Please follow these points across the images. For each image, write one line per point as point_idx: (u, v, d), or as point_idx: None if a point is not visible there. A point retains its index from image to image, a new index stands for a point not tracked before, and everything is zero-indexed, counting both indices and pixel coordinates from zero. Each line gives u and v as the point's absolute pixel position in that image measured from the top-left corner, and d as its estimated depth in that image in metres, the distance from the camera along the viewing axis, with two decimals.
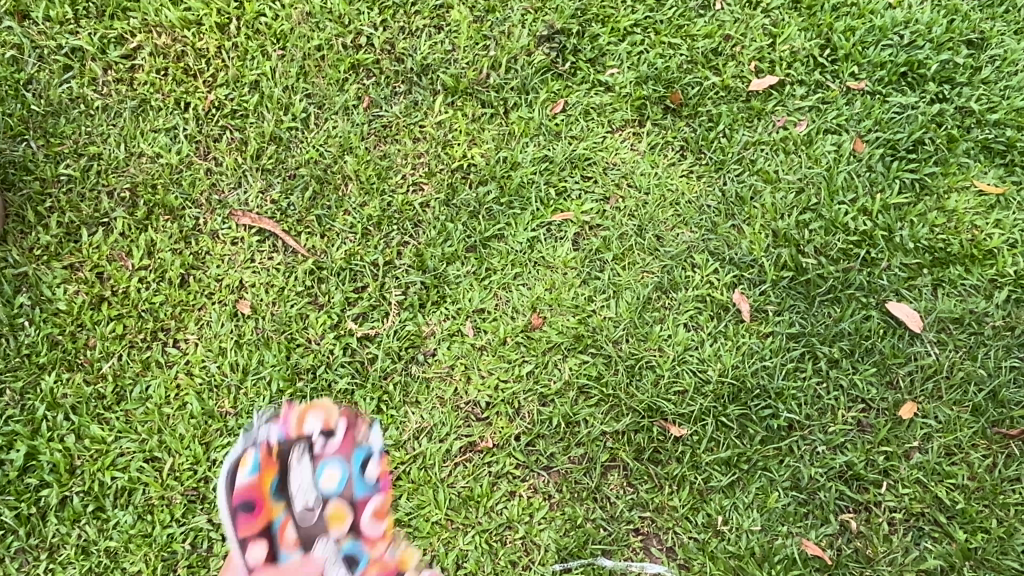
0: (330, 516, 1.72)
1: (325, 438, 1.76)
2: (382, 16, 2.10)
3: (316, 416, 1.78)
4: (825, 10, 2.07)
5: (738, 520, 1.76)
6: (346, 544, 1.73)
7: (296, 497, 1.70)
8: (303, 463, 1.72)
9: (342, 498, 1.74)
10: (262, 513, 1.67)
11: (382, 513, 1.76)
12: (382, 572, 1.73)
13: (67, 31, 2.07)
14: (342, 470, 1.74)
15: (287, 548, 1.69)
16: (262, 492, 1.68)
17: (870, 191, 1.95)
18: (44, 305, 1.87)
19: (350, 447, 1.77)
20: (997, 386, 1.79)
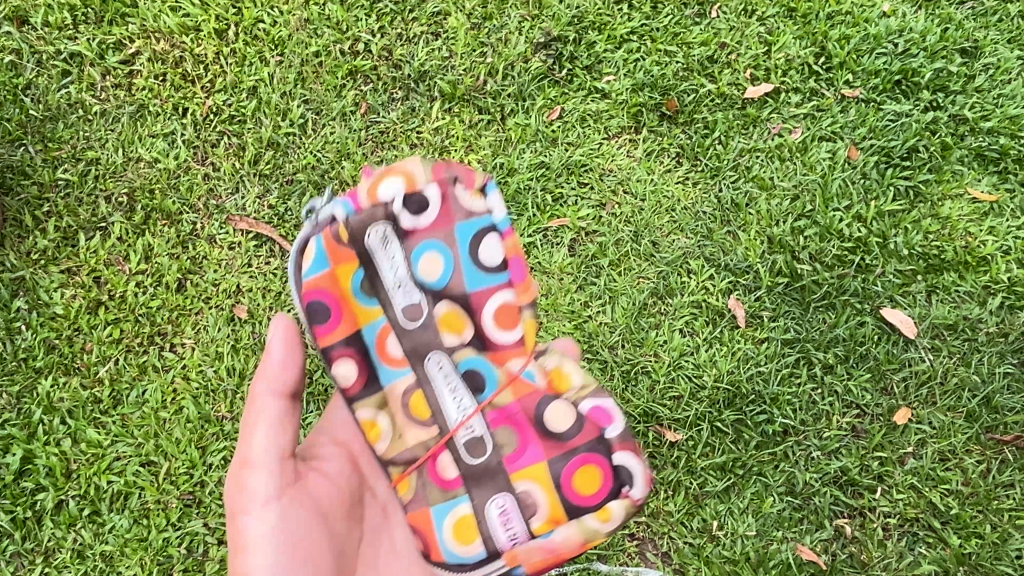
0: (442, 319, 1.35)
1: (416, 214, 1.30)
2: (380, 23, 2.11)
3: (394, 182, 1.29)
4: (819, 19, 2.08)
5: (733, 525, 1.77)
6: (467, 358, 1.34)
7: (384, 271, 1.33)
8: (393, 250, 1.32)
9: (453, 298, 1.34)
10: (346, 315, 1.32)
11: (509, 317, 1.33)
12: (516, 397, 1.32)
13: (66, 37, 2.08)
14: (444, 251, 1.32)
15: (389, 365, 1.34)
16: (342, 292, 1.32)
17: (865, 198, 1.97)
18: (40, 309, 1.87)
19: (450, 221, 1.32)
20: (990, 392, 1.80)
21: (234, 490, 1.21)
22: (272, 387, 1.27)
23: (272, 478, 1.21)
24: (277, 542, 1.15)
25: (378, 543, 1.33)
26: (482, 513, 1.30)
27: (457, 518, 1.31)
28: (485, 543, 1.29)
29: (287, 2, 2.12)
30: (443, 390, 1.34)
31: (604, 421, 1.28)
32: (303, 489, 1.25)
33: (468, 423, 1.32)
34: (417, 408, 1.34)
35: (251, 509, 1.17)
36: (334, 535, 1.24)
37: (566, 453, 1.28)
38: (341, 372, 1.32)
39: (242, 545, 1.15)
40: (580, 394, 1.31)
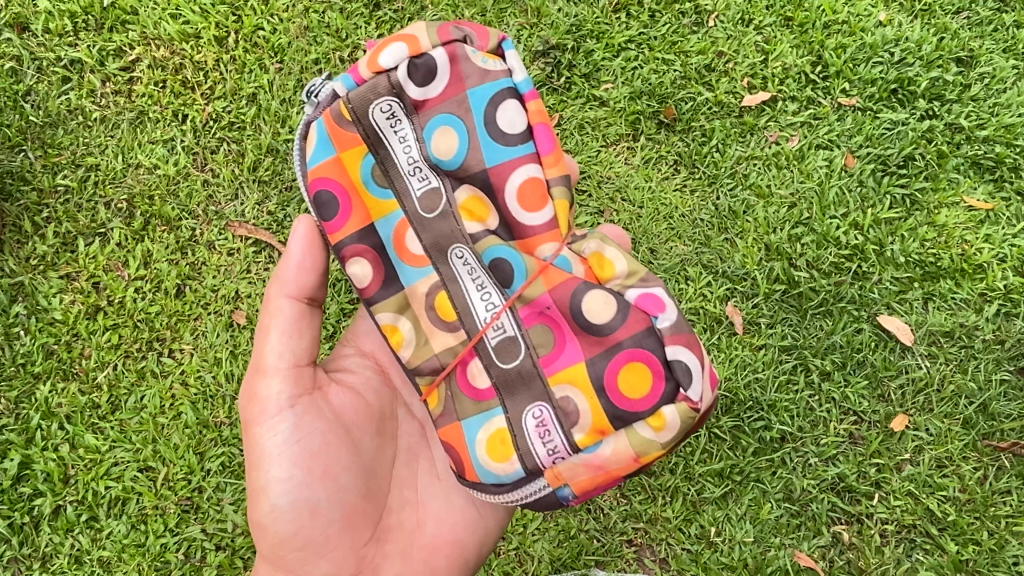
0: (463, 205, 1.25)
1: (423, 83, 1.23)
2: (379, 30, 2.12)
3: (397, 47, 1.22)
4: (816, 28, 2.10)
5: (731, 532, 1.77)
6: (490, 246, 1.24)
7: (396, 151, 1.27)
8: (403, 129, 1.26)
9: (472, 180, 1.25)
10: (357, 207, 1.29)
11: (534, 193, 1.23)
12: (549, 288, 1.20)
13: (67, 43, 2.09)
14: (458, 122, 1.24)
15: (410, 263, 1.28)
16: (351, 182, 1.29)
17: (862, 206, 1.98)
18: (39, 315, 1.87)
19: (462, 88, 1.24)
20: (987, 399, 1.81)
21: (249, 398, 1.29)
22: (288, 294, 1.32)
23: (288, 387, 1.28)
24: (292, 455, 1.24)
25: (404, 455, 1.42)
26: (519, 426, 1.20)
27: (491, 433, 1.23)
28: (522, 460, 1.19)
29: (286, 10, 2.13)
30: (468, 285, 1.25)
31: (653, 308, 1.15)
32: (322, 398, 1.32)
33: (498, 322, 1.22)
34: (442, 309, 1.26)
35: (265, 420, 1.26)
36: (355, 448, 1.32)
37: (608, 350, 1.16)
38: (356, 272, 1.29)
39: (260, 456, 1.25)
40: (625, 282, 1.19)
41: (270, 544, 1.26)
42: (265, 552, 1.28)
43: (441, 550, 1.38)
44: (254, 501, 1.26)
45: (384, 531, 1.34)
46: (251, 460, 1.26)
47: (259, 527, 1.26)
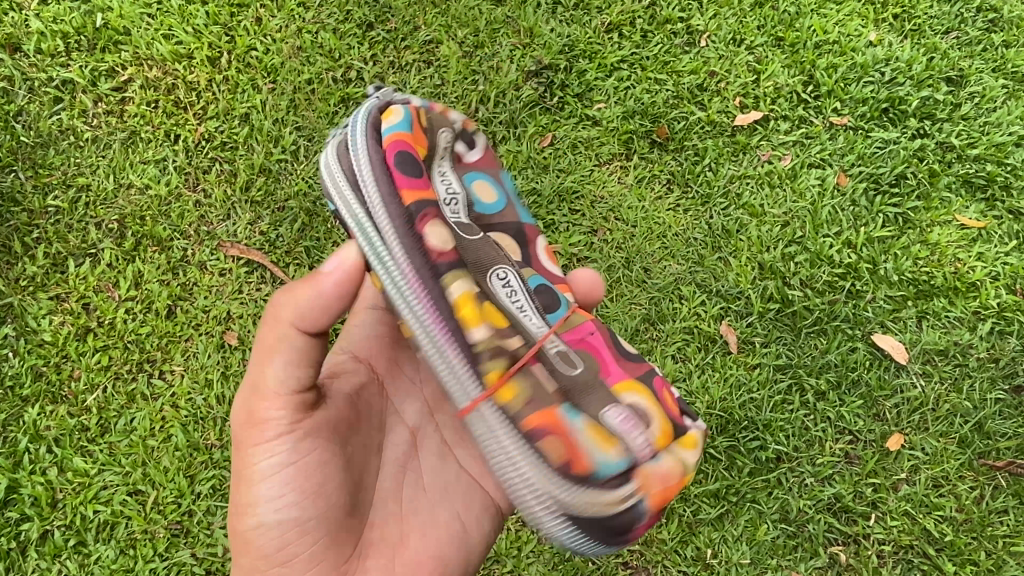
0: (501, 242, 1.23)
1: (469, 145, 1.30)
2: (372, 51, 2.12)
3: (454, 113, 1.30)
4: (806, 48, 2.11)
5: (727, 553, 1.76)
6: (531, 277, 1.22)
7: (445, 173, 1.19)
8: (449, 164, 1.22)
9: (509, 227, 1.29)
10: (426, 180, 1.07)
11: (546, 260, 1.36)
12: (584, 319, 1.23)
13: (59, 64, 2.09)
14: (494, 183, 1.32)
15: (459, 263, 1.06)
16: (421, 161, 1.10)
17: (855, 224, 1.98)
18: (28, 336, 1.86)
19: (493, 166, 1.36)
20: (982, 418, 1.80)
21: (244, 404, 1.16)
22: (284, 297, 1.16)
23: None
24: (285, 471, 1.13)
25: (394, 467, 1.31)
26: (607, 421, 1.05)
27: (593, 423, 1.03)
28: (631, 448, 1.04)
29: (280, 30, 2.13)
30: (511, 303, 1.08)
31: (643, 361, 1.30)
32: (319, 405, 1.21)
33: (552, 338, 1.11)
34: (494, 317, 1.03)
35: (261, 430, 1.13)
36: (348, 460, 1.21)
37: (643, 372, 1.20)
38: (434, 234, 1.02)
39: (253, 470, 1.14)
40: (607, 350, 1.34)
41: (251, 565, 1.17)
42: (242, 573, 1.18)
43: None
44: (240, 514, 1.16)
45: (364, 546, 1.21)
46: (240, 475, 1.16)
47: (242, 546, 1.16)
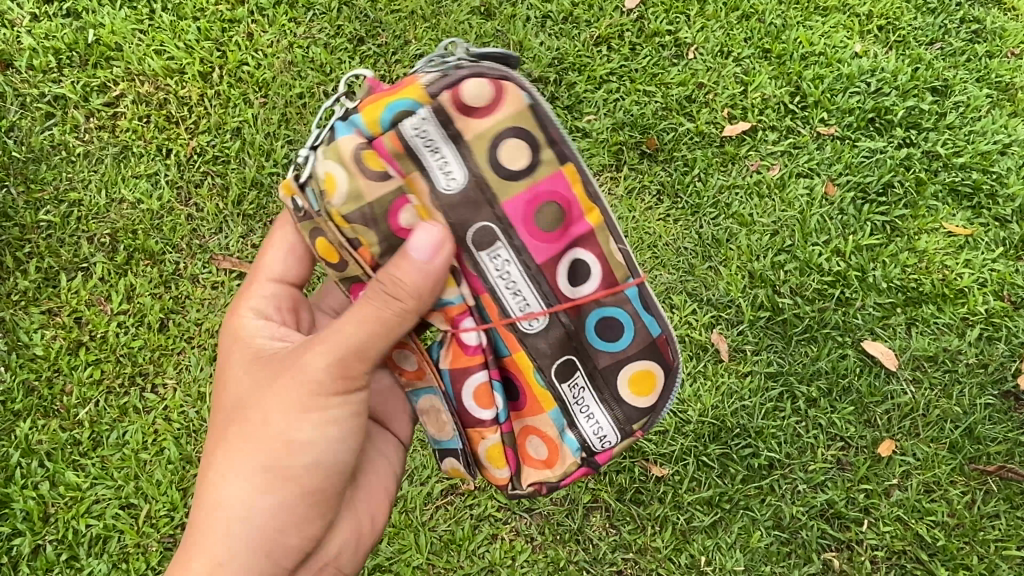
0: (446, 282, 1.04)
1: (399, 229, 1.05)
2: (363, 64, 2.14)
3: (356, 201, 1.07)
4: (793, 60, 2.14)
5: (721, 560, 1.73)
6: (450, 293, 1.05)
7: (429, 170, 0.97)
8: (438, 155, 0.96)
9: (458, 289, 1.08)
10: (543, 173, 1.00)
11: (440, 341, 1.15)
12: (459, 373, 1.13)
13: (51, 80, 2.11)
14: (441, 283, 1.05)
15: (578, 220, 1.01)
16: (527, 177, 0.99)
17: (843, 233, 2.00)
18: (20, 351, 1.85)
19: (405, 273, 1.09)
20: (972, 423, 1.80)
21: (318, 373, 1.09)
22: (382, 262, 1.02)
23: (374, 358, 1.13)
24: (351, 424, 1.15)
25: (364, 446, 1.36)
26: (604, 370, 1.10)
27: (630, 373, 1.09)
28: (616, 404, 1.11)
29: (271, 45, 2.15)
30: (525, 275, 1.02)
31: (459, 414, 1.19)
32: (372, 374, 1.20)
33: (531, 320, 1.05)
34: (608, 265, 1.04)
35: (328, 403, 1.11)
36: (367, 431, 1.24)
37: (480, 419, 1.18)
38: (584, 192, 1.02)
39: (325, 416, 1.11)
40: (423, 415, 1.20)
41: (248, 556, 1.11)
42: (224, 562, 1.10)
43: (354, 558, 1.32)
44: (257, 488, 1.11)
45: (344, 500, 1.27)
46: (303, 415, 1.10)
47: (250, 534, 1.11)
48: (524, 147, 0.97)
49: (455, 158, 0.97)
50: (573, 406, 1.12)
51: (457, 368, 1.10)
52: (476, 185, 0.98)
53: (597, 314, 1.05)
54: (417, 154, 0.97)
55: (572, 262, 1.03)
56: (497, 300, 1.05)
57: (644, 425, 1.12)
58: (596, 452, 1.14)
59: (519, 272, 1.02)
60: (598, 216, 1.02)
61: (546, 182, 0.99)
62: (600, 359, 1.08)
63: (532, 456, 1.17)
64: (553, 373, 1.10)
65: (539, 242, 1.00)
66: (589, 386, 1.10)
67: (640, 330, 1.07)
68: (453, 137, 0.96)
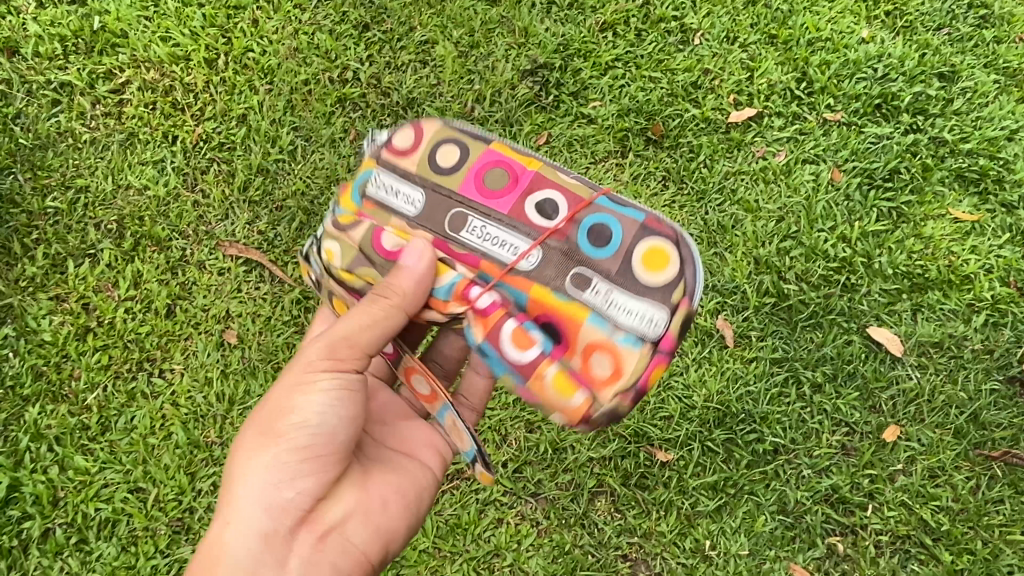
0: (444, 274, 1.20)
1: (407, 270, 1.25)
2: (369, 52, 2.15)
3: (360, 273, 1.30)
4: (799, 46, 2.13)
5: (726, 545, 1.74)
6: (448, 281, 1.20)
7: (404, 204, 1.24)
8: (403, 190, 1.25)
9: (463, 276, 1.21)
10: (485, 161, 1.24)
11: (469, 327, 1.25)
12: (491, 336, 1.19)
13: (57, 67, 2.12)
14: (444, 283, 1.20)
15: (526, 172, 1.23)
16: (473, 167, 1.24)
17: (849, 219, 2.00)
18: (28, 336, 1.86)
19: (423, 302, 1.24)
20: (977, 409, 1.80)
21: (312, 355, 1.20)
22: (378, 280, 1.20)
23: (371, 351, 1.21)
24: (343, 401, 1.20)
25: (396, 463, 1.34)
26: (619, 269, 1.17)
27: (639, 256, 1.17)
28: (647, 291, 1.16)
29: (276, 32, 2.15)
30: (501, 227, 1.20)
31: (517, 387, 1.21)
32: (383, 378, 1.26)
33: (527, 256, 1.18)
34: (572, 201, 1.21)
35: (316, 376, 1.19)
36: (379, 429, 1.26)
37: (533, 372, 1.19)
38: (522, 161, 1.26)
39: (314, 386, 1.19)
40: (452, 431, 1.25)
41: (252, 514, 1.15)
42: (233, 522, 1.15)
43: (374, 544, 1.24)
44: (254, 449, 1.19)
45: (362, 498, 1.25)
46: (295, 387, 1.20)
47: (251, 491, 1.15)
48: (456, 150, 1.25)
49: (414, 187, 1.25)
50: (609, 309, 1.16)
51: (488, 329, 1.18)
52: (437, 190, 1.24)
53: (577, 227, 1.19)
54: (385, 204, 1.26)
55: (536, 200, 1.21)
56: (491, 257, 1.19)
57: (681, 296, 1.15)
58: (653, 336, 1.15)
59: (496, 228, 1.20)
60: (537, 165, 1.24)
61: (480, 161, 1.24)
62: (604, 261, 1.18)
63: (600, 376, 1.16)
64: (571, 286, 1.17)
65: (501, 199, 1.21)
66: (612, 286, 1.16)
67: (624, 222, 1.19)
68: (403, 176, 1.26)
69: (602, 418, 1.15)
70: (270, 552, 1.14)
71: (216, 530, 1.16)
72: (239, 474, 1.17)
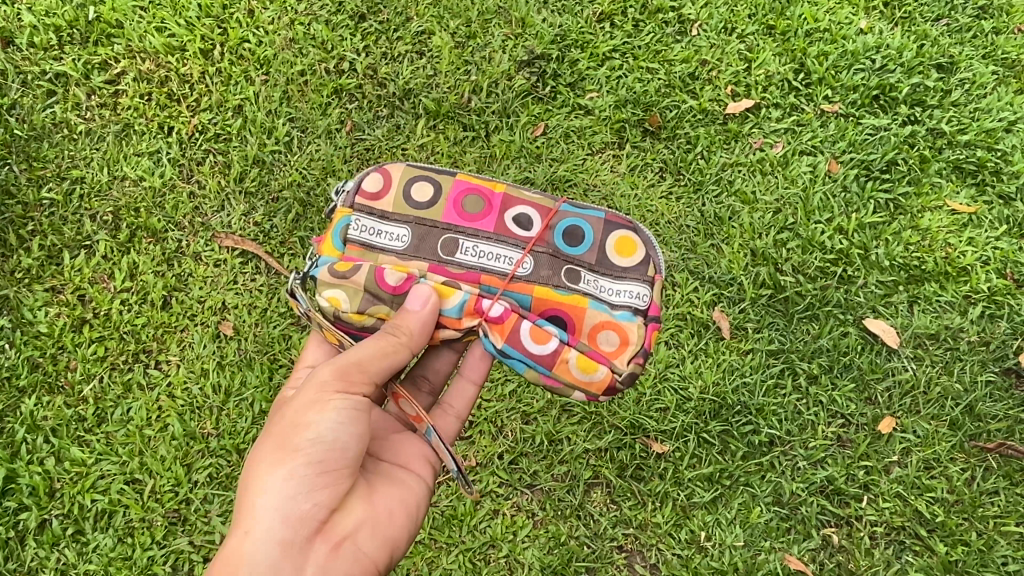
0: (449, 295, 1.23)
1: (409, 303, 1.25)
2: (365, 42, 2.14)
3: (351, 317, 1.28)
4: (797, 36, 2.13)
5: (721, 536, 1.74)
6: (455, 302, 1.23)
7: (395, 244, 1.26)
8: (389, 231, 1.26)
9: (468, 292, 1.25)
10: (457, 192, 1.30)
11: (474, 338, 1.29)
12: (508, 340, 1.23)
13: (52, 57, 2.11)
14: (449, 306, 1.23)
15: (497, 196, 1.30)
16: (451, 199, 1.29)
17: (846, 210, 1.99)
18: (24, 327, 1.86)
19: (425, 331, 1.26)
20: (973, 400, 1.80)
21: (324, 373, 1.18)
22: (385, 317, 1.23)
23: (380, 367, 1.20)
24: (355, 414, 1.18)
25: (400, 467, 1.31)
26: (600, 258, 1.29)
27: (613, 243, 1.31)
28: (627, 272, 1.29)
29: (272, 22, 2.15)
30: (491, 244, 1.26)
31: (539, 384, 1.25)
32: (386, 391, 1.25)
33: (524, 263, 1.25)
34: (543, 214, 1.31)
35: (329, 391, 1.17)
36: None
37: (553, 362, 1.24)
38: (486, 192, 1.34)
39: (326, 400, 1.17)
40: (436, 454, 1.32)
41: (270, 527, 1.12)
42: (251, 535, 1.11)
43: (383, 552, 1.22)
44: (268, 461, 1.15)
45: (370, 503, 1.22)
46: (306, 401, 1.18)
47: (269, 503, 1.12)
48: (428, 187, 1.30)
49: (399, 226, 1.27)
50: (601, 293, 1.26)
51: (506, 333, 1.22)
52: (422, 226, 1.27)
53: (552, 233, 1.29)
54: (373, 246, 1.26)
55: (513, 216, 1.29)
56: (491, 270, 1.24)
57: (650, 272, 1.30)
58: (643, 308, 1.27)
59: (487, 244, 1.26)
60: (502, 189, 1.32)
61: (453, 191, 1.30)
62: (585, 256, 1.29)
63: (611, 351, 1.24)
64: (567, 280, 1.26)
65: (483, 221, 1.28)
66: (596, 275, 1.28)
67: (589, 221, 1.32)
68: (384, 218, 1.27)
69: (625, 383, 1.23)
70: (287, 565, 1.11)
71: (232, 544, 1.12)
72: (253, 487, 1.14)
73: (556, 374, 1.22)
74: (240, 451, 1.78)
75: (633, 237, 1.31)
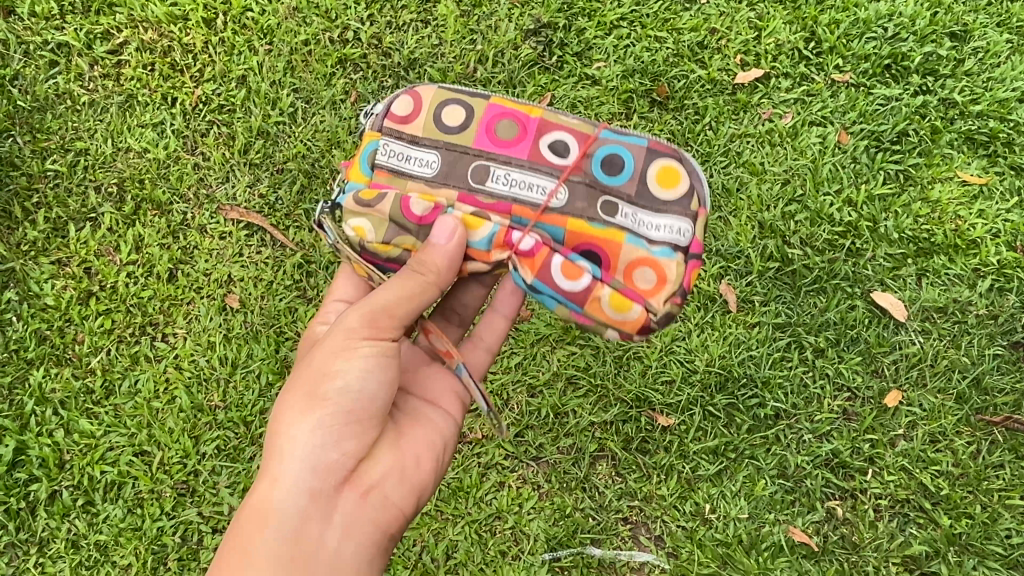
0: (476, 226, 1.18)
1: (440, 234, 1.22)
2: (369, 11, 2.11)
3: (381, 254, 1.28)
4: (809, 4, 2.09)
5: (725, 508, 1.75)
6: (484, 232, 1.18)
7: (422, 172, 1.21)
8: (416, 155, 1.21)
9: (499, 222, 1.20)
10: (491, 116, 1.23)
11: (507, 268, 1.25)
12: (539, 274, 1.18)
13: (53, 27, 2.09)
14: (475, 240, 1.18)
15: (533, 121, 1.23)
16: (483, 123, 1.22)
17: (855, 182, 1.98)
18: (31, 300, 1.86)
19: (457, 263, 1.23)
20: (980, 374, 1.80)
21: (351, 322, 1.19)
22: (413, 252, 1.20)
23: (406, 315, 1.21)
24: (382, 363, 1.20)
25: (423, 409, 1.33)
26: (641, 189, 1.21)
27: (657, 172, 1.22)
28: (669, 207, 1.21)
29: None
30: (523, 172, 1.20)
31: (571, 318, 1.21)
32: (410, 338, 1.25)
33: (557, 193, 1.18)
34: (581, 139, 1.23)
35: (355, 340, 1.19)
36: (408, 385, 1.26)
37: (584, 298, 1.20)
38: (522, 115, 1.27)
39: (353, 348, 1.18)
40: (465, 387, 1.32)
41: (298, 475, 1.15)
42: (280, 482, 1.14)
43: (411, 499, 1.25)
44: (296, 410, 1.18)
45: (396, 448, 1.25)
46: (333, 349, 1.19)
47: (297, 452, 1.15)
48: (461, 111, 1.24)
49: (427, 152, 1.21)
50: (638, 228, 1.19)
51: (537, 269, 1.17)
52: (451, 151, 1.21)
53: (593, 160, 1.22)
54: (401, 171, 1.21)
55: (549, 142, 1.22)
56: (523, 202, 1.18)
57: (695, 209, 1.22)
58: (684, 244, 1.20)
59: (520, 172, 1.20)
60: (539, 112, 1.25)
61: (487, 114, 1.23)
62: (624, 187, 1.21)
63: (646, 288, 1.17)
64: (602, 213, 1.19)
65: (518, 146, 1.21)
66: (636, 208, 1.20)
67: (632, 149, 1.23)
68: (413, 143, 1.22)
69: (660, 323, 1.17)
70: (317, 511, 1.15)
71: (261, 491, 1.15)
72: (281, 435, 1.17)
73: (585, 311, 1.18)
74: (247, 423, 1.79)
75: (677, 166, 1.23)
